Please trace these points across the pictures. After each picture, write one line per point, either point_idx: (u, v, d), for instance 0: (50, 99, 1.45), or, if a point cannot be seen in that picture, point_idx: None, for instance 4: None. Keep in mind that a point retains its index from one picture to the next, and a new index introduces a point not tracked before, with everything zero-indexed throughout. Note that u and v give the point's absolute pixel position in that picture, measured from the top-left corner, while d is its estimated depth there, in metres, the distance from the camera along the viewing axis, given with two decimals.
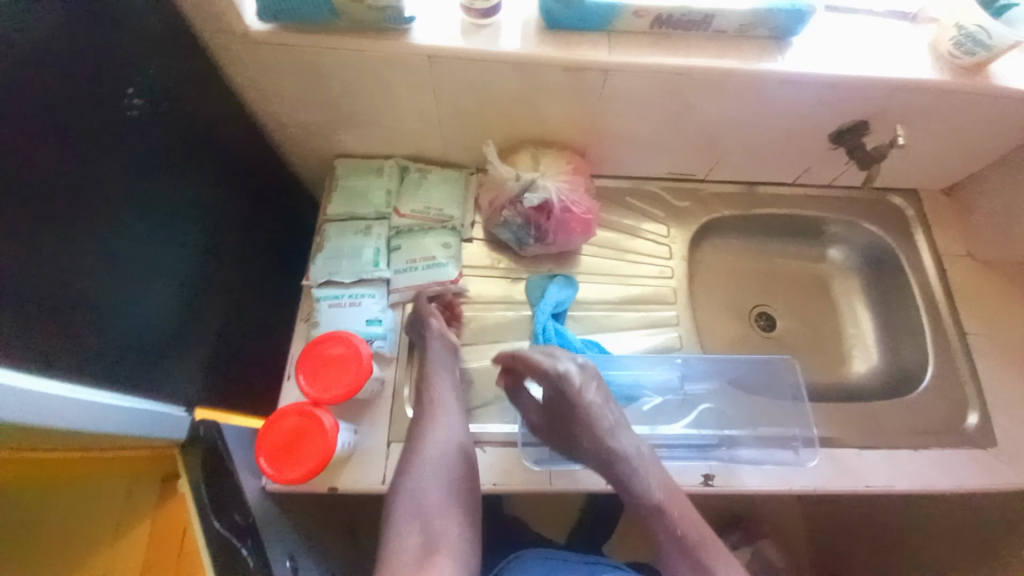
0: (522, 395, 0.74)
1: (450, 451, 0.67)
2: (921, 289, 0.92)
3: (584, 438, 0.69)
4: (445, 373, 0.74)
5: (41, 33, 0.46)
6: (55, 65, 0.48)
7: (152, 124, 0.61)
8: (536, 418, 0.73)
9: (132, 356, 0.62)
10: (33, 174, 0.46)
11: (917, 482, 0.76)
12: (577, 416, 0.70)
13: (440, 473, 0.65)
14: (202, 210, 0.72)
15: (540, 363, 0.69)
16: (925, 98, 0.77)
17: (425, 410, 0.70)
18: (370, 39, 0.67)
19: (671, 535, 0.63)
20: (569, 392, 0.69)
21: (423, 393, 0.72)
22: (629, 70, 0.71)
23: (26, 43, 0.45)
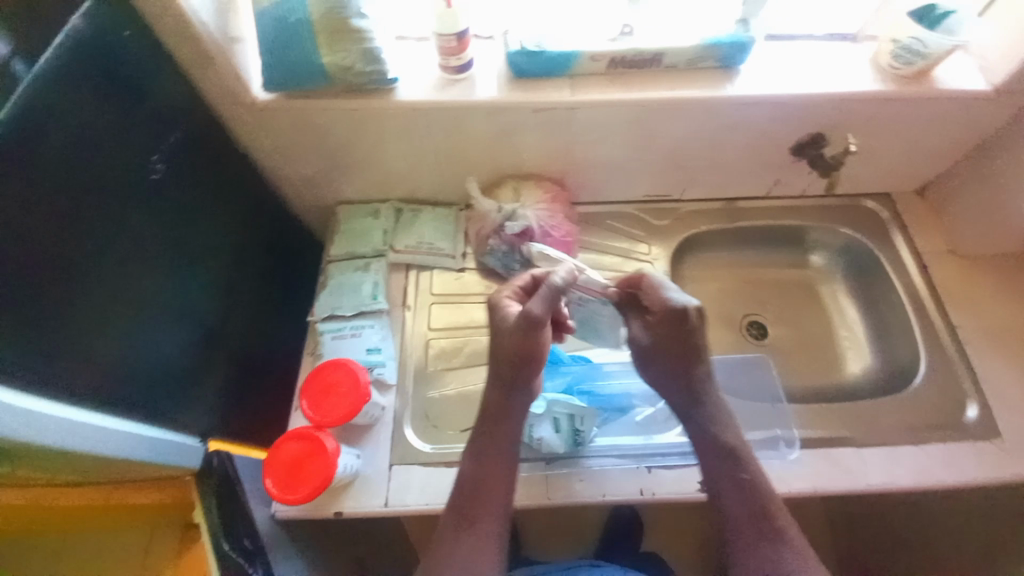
0: (632, 315, 0.78)
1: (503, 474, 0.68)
2: (903, 286, 0.94)
3: (683, 366, 0.72)
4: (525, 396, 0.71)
5: (81, 117, 0.56)
6: (92, 141, 0.57)
7: (173, 184, 0.70)
8: (641, 336, 0.75)
9: (153, 391, 0.68)
10: (69, 232, 0.55)
11: (919, 478, 0.76)
12: (686, 342, 0.72)
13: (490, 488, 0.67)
14: (219, 257, 0.80)
15: (663, 293, 0.74)
16: (872, 108, 0.82)
17: (492, 420, 0.70)
18: (360, 99, 0.77)
19: (741, 487, 0.68)
20: (681, 322, 0.72)
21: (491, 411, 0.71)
22: (591, 106, 0.78)
23: (70, 125, 0.54)
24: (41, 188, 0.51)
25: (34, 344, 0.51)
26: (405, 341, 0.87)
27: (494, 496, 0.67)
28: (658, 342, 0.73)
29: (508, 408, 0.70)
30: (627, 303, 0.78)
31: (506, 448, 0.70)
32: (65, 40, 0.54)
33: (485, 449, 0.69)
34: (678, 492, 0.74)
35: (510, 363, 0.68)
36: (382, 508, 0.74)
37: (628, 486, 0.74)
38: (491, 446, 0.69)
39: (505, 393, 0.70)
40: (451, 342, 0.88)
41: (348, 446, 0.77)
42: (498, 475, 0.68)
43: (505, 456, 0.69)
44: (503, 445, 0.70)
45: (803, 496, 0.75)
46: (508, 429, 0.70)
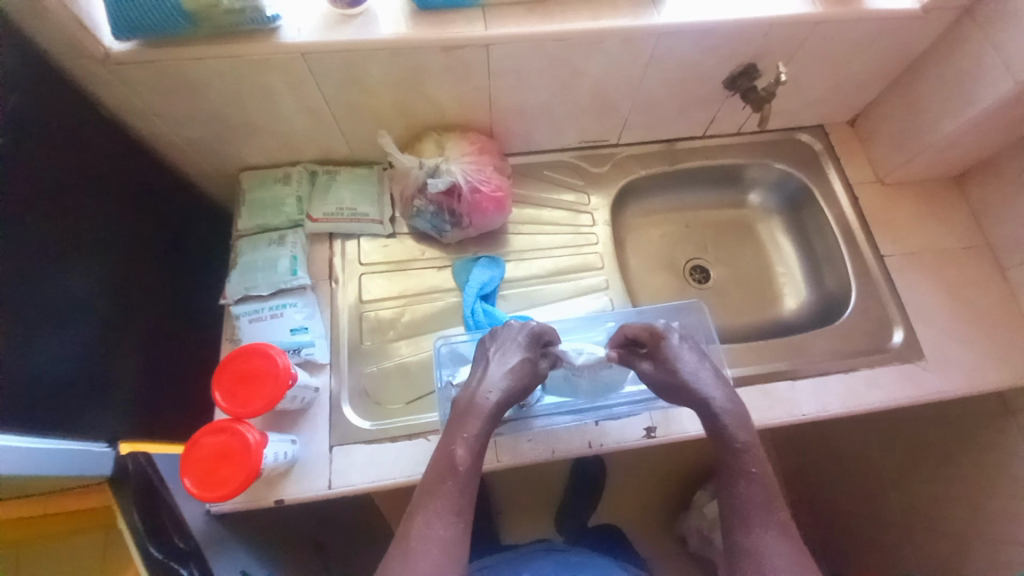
0: (636, 363, 0.73)
1: (470, 473, 0.60)
2: (836, 219, 0.95)
3: (696, 384, 0.68)
4: (483, 433, 0.62)
5: None
6: None
7: (22, 161, 0.57)
8: (652, 371, 0.71)
9: (42, 400, 0.60)
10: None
11: (847, 402, 0.80)
12: (686, 364, 0.70)
13: (454, 492, 0.58)
14: (101, 243, 0.69)
15: (647, 326, 0.73)
16: (803, 33, 0.79)
17: (474, 423, 0.63)
18: (241, 45, 0.66)
19: (751, 477, 0.62)
20: (665, 337, 0.72)
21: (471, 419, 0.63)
22: (509, 42, 0.71)
23: None
24: None
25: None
26: (335, 316, 0.81)
27: (452, 491, 0.58)
28: (664, 368, 0.70)
29: (478, 418, 0.63)
30: (627, 357, 0.74)
31: (476, 445, 0.61)
32: None
33: (471, 439, 0.61)
34: (625, 440, 0.75)
35: (464, 417, 0.63)
36: (325, 491, 0.71)
37: (576, 440, 0.75)
38: (466, 438, 0.62)
39: (474, 409, 0.63)
40: (385, 314, 0.83)
41: (282, 433, 0.71)
42: (467, 468, 0.60)
43: (479, 445, 0.62)
44: (478, 437, 0.62)
45: None
46: (478, 429, 0.62)
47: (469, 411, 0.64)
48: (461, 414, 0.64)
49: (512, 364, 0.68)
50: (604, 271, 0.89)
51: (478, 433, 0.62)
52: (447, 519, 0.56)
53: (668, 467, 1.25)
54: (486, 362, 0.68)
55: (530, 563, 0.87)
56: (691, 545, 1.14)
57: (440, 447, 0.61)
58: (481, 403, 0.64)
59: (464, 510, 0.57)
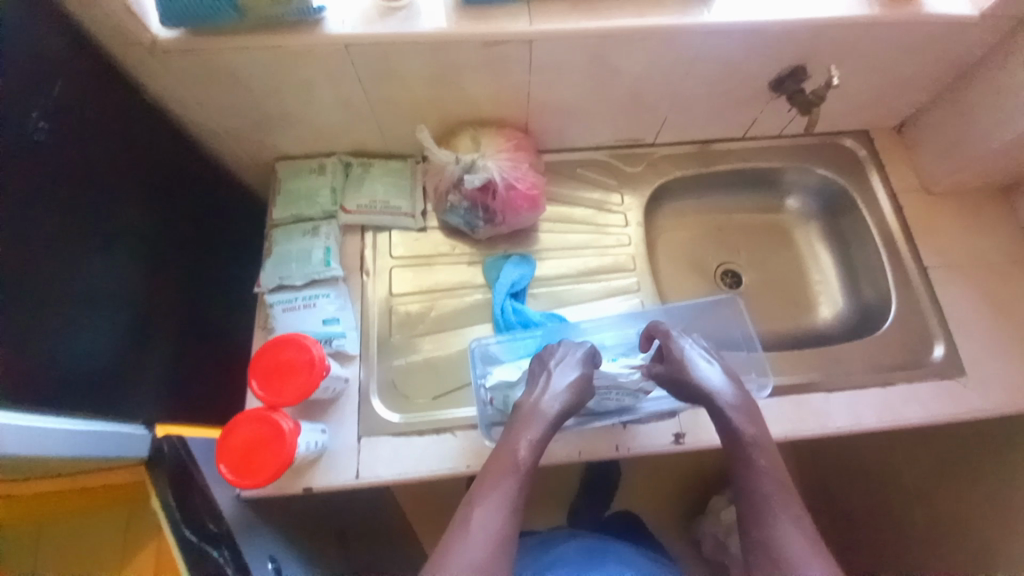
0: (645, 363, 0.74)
1: (527, 478, 0.60)
2: (878, 227, 0.92)
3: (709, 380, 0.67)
4: (546, 437, 0.62)
5: None
6: None
7: (65, 148, 0.58)
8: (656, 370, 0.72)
9: (80, 383, 0.61)
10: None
11: (882, 418, 0.78)
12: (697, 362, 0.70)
13: (511, 492, 0.58)
14: (142, 232, 0.71)
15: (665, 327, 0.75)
16: (855, 34, 0.76)
17: (538, 426, 0.62)
18: (283, 35, 0.66)
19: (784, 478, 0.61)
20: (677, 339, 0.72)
21: (533, 423, 0.63)
22: (552, 37, 0.69)
23: None
24: None
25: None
26: (366, 308, 0.82)
27: (512, 487, 0.58)
28: (677, 364, 0.70)
29: (540, 426, 0.62)
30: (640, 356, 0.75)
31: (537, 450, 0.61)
32: None
33: (532, 444, 0.61)
34: (653, 445, 0.74)
35: (526, 421, 0.63)
36: (353, 481, 0.71)
37: (603, 444, 0.74)
38: (529, 439, 0.62)
39: (536, 415, 0.63)
40: (414, 308, 0.83)
41: (312, 423, 0.72)
42: (527, 466, 0.60)
43: (541, 448, 0.62)
44: (542, 441, 0.62)
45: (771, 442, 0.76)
46: (540, 434, 0.62)
47: (533, 414, 0.63)
48: (525, 416, 0.63)
49: (573, 380, 0.67)
50: (636, 273, 0.88)
51: (543, 439, 0.62)
52: (503, 517, 0.56)
53: (685, 472, 1.24)
54: (549, 374, 0.67)
55: (546, 544, 0.90)
56: (705, 551, 1.13)
57: (504, 444, 0.61)
58: (546, 409, 0.64)
59: (520, 509, 0.58)
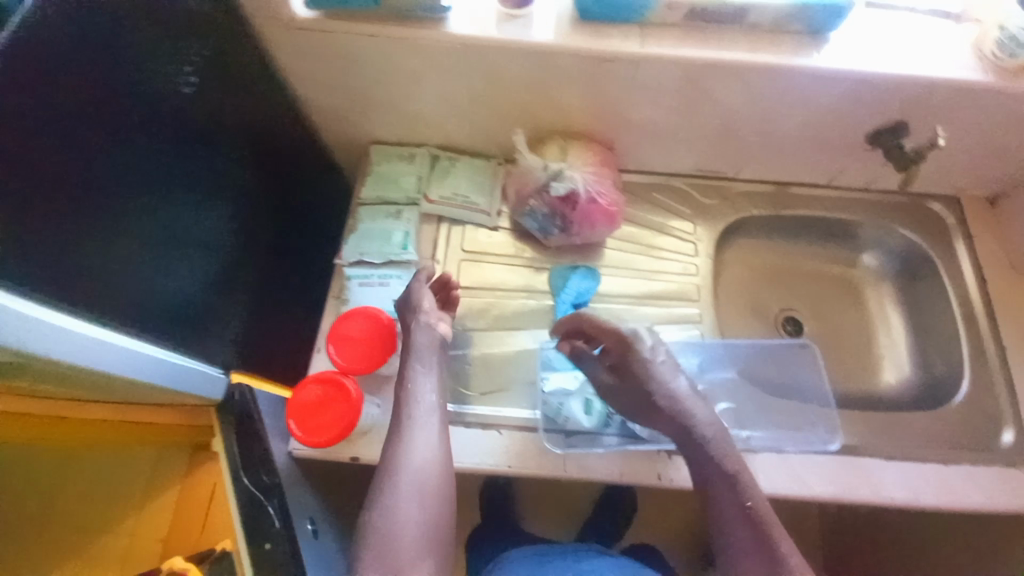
0: (592, 362, 0.75)
1: (428, 468, 0.61)
2: (957, 298, 0.89)
3: (660, 399, 0.69)
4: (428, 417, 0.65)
5: (131, 27, 0.53)
6: (139, 60, 0.54)
7: (206, 102, 0.65)
8: (604, 376, 0.74)
9: (180, 317, 0.67)
10: (83, 143, 0.49)
11: (939, 496, 0.74)
12: (646, 373, 0.70)
13: (415, 489, 0.60)
14: (248, 192, 0.76)
15: (609, 327, 0.73)
16: (966, 97, 0.75)
17: (400, 424, 0.64)
18: (409, 28, 0.70)
19: (740, 507, 0.63)
20: (632, 348, 0.71)
21: (399, 421, 0.64)
22: (659, 62, 0.71)
23: (119, 43, 0.51)
24: (98, 108, 0.50)
25: (43, 256, 0.47)
26: None
27: (408, 481, 0.60)
28: (628, 381, 0.71)
29: (408, 406, 0.65)
30: (581, 351, 0.76)
31: (421, 439, 0.63)
32: None
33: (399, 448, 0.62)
34: None
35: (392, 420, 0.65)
36: None
37: (645, 469, 0.73)
38: (406, 438, 0.63)
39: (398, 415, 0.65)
40: (478, 302, 0.85)
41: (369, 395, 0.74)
42: (414, 462, 0.61)
43: (425, 437, 0.63)
44: (425, 433, 0.63)
45: (819, 499, 0.73)
46: (423, 424, 0.64)
47: (409, 411, 0.65)
48: (399, 414, 0.65)
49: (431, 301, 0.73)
50: (700, 304, 0.88)
51: (408, 416, 0.64)
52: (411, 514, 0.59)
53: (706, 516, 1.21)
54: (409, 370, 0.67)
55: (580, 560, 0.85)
56: None
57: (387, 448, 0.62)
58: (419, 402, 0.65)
59: (436, 495, 0.61)
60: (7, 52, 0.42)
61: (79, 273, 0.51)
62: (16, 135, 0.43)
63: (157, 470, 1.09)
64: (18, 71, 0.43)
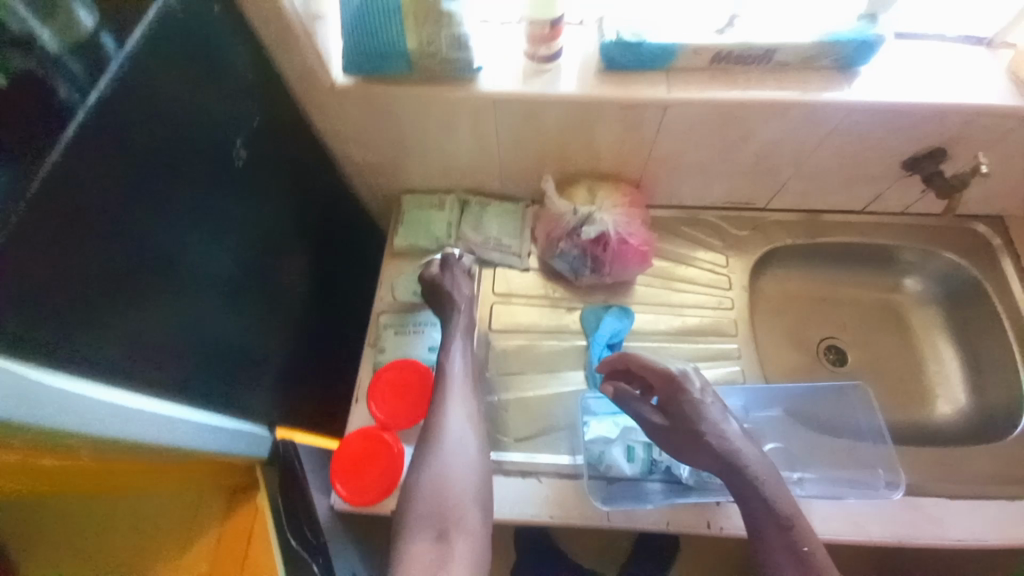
0: (636, 403, 0.74)
1: (468, 440, 0.66)
2: (1011, 324, 0.85)
3: (710, 436, 0.68)
4: (466, 391, 0.71)
5: (189, 110, 0.57)
6: (194, 139, 0.57)
7: (252, 170, 0.68)
8: (652, 418, 0.72)
9: (226, 376, 0.68)
10: (139, 225, 0.52)
11: (1015, 540, 0.69)
12: (695, 413, 0.69)
13: (461, 457, 0.65)
14: (286, 249, 0.79)
15: (655, 364, 0.74)
16: (1009, 123, 0.73)
17: (439, 403, 0.69)
18: (442, 87, 0.72)
19: (792, 552, 0.60)
20: (682, 386, 0.71)
21: (437, 398, 0.70)
22: (688, 105, 0.72)
23: (177, 126, 0.55)
24: (157, 187, 0.53)
25: (102, 338, 0.49)
26: None
27: (450, 449, 0.65)
28: (680, 420, 0.70)
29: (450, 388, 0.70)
30: (625, 392, 0.74)
31: (462, 409, 0.69)
32: (175, 38, 0.54)
33: (437, 429, 0.67)
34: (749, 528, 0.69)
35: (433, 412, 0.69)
36: None
37: (694, 517, 0.70)
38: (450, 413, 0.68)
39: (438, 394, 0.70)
40: (512, 345, 0.84)
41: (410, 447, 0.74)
42: (453, 433, 0.66)
43: (464, 411, 0.69)
44: (462, 407, 0.69)
45: (881, 544, 0.69)
46: (461, 398, 0.70)
47: (447, 393, 0.70)
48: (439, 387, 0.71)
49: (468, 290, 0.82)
50: (738, 339, 0.86)
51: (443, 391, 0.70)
52: (459, 479, 0.63)
53: None
54: (447, 353, 0.74)
55: None
56: None
57: (429, 425, 0.67)
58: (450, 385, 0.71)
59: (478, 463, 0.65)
60: (80, 148, 0.45)
61: (134, 343, 0.53)
62: (83, 227, 0.46)
63: (195, 516, 0.89)
64: (88, 165, 0.46)
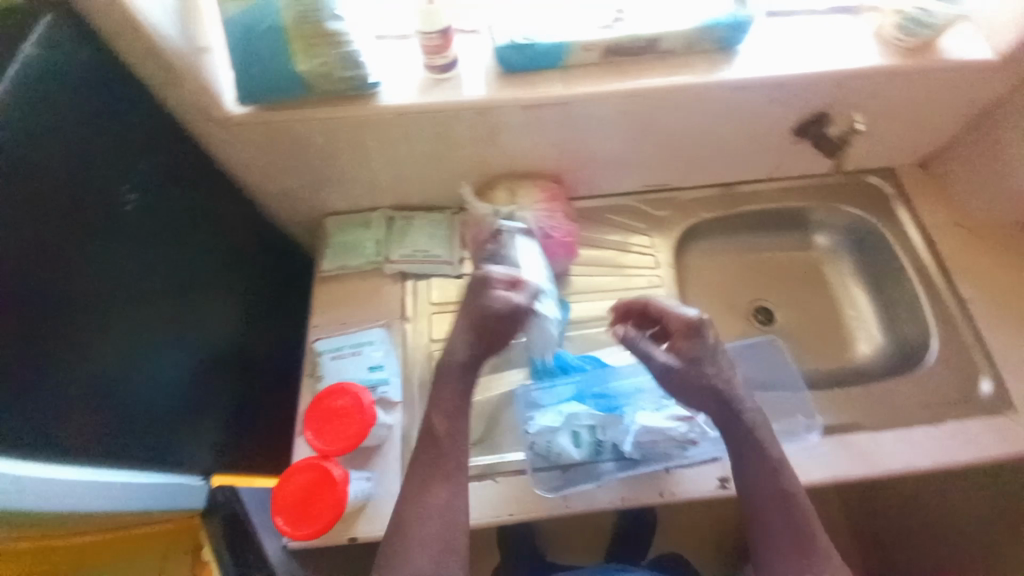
0: (649, 345, 0.72)
1: (460, 488, 0.65)
2: (911, 264, 0.92)
3: (722, 384, 0.69)
4: (458, 432, 0.68)
5: (60, 159, 0.54)
6: (71, 189, 0.55)
7: (146, 213, 0.65)
8: (662, 362, 0.71)
9: (147, 427, 0.70)
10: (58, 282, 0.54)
11: (938, 459, 0.75)
12: (711, 361, 0.70)
13: (450, 509, 0.63)
14: (204, 290, 0.78)
15: (677, 310, 0.73)
16: (875, 83, 0.80)
17: (427, 451, 0.66)
18: (343, 106, 0.72)
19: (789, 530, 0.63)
20: (701, 333, 0.70)
21: (425, 446, 0.67)
22: (586, 98, 0.75)
23: (48, 179, 0.52)
24: (50, 247, 0.53)
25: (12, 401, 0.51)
26: (409, 351, 0.84)
27: (441, 499, 0.64)
28: (691, 365, 0.70)
29: (441, 431, 0.67)
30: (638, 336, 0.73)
31: (456, 449, 0.67)
32: (35, 85, 0.52)
33: (426, 482, 0.65)
34: (698, 491, 0.72)
35: (425, 455, 0.66)
36: None
37: (646, 489, 0.73)
38: (439, 463, 0.66)
39: (426, 442, 0.67)
40: None
41: (358, 470, 0.73)
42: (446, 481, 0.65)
43: (456, 458, 0.66)
44: (453, 454, 0.67)
45: (821, 484, 0.73)
46: (453, 442, 0.67)
47: (434, 442, 0.67)
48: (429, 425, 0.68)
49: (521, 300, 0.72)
50: None
51: (432, 437, 0.67)
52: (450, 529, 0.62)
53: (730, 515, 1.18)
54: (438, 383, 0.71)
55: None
56: None
57: (419, 475, 0.65)
58: (437, 432, 0.67)
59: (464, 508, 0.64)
60: None
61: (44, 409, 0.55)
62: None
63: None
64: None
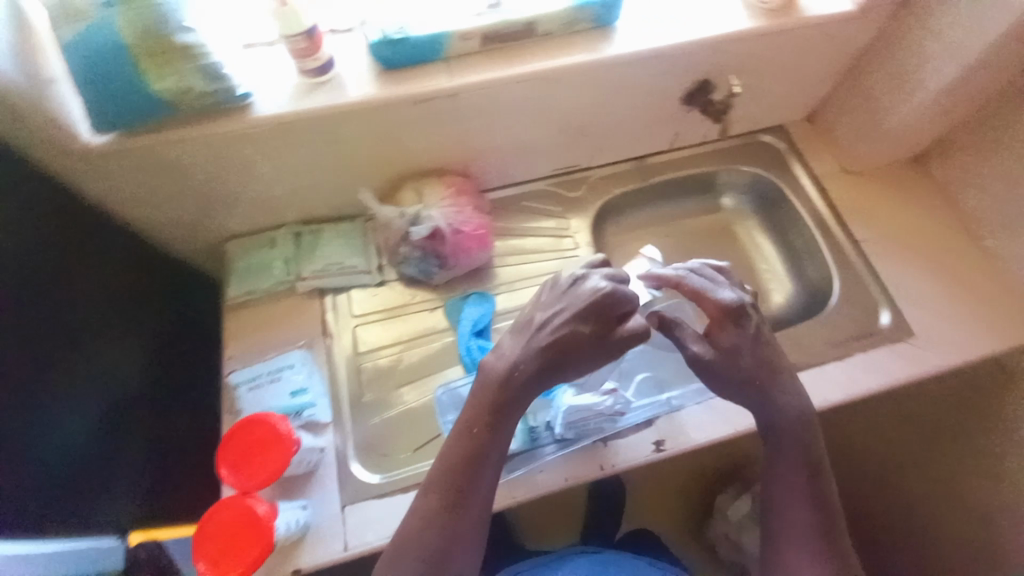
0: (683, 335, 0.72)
1: (486, 512, 0.62)
2: (809, 212, 0.98)
3: (763, 373, 0.68)
4: (497, 452, 0.63)
5: None
6: None
7: (15, 262, 0.61)
8: (698, 350, 0.70)
9: (49, 492, 0.66)
10: None
11: (849, 390, 0.80)
12: (751, 347, 0.69)
13: (475, 537, 0.61)
14: (101, 337, 0.73)
15: (715, 295, 0.71)
16: (747, 45, 0.84)
17: (468, 475, 0.61)
18: (217, 122, 0.68)
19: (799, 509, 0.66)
20: (742, 317, 0.70)
21: (465, 469, 0.61)
22: (474, 86, 0.74)
23: None
24: None
25: None
26: (335, 368, 0.80)
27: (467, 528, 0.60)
28: (727, 354, 0.69)
29: (482, 453, 0.62)
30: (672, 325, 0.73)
31: (490, 473, 0.63)
32: None
33: (460, 508, 0.60)
34: (635, 458, 0.74)
35: (461, 478, 0.61)
36: (342, 554, 0.68)
37: (587, 466, 0.74)
38: (478, 487, 0.61)
39: (462, 464, 0.62)
40: (383, 362, 0.82)
41: (289, 500, 0.70)
42: (476, 508, 0.61)
43: (491, 481, 0.63)
44: (490, 478, 0.63)
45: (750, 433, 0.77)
46: (490, 466, 0.63)
47: (479, 465, 0.62)
48: (468, 439, 0.63)
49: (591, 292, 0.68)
50: None
51: (476, 459, 0.62)
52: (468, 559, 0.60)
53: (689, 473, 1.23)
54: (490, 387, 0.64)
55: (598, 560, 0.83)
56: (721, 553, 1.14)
57: (450, 496, 0.60)
58: (484, 454, 0.62)
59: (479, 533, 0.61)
60: None
61: None
62: None
63: None
64: None
